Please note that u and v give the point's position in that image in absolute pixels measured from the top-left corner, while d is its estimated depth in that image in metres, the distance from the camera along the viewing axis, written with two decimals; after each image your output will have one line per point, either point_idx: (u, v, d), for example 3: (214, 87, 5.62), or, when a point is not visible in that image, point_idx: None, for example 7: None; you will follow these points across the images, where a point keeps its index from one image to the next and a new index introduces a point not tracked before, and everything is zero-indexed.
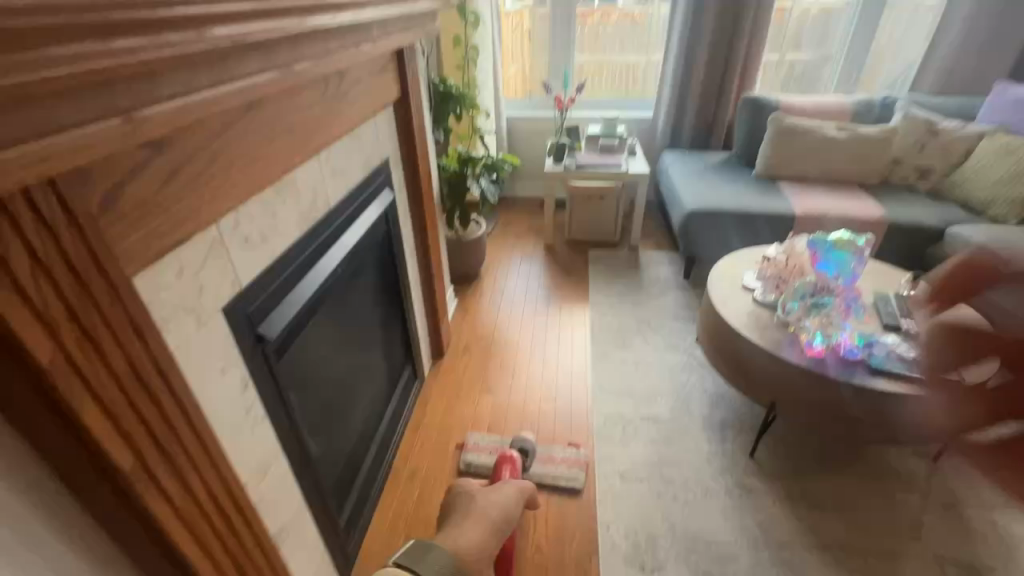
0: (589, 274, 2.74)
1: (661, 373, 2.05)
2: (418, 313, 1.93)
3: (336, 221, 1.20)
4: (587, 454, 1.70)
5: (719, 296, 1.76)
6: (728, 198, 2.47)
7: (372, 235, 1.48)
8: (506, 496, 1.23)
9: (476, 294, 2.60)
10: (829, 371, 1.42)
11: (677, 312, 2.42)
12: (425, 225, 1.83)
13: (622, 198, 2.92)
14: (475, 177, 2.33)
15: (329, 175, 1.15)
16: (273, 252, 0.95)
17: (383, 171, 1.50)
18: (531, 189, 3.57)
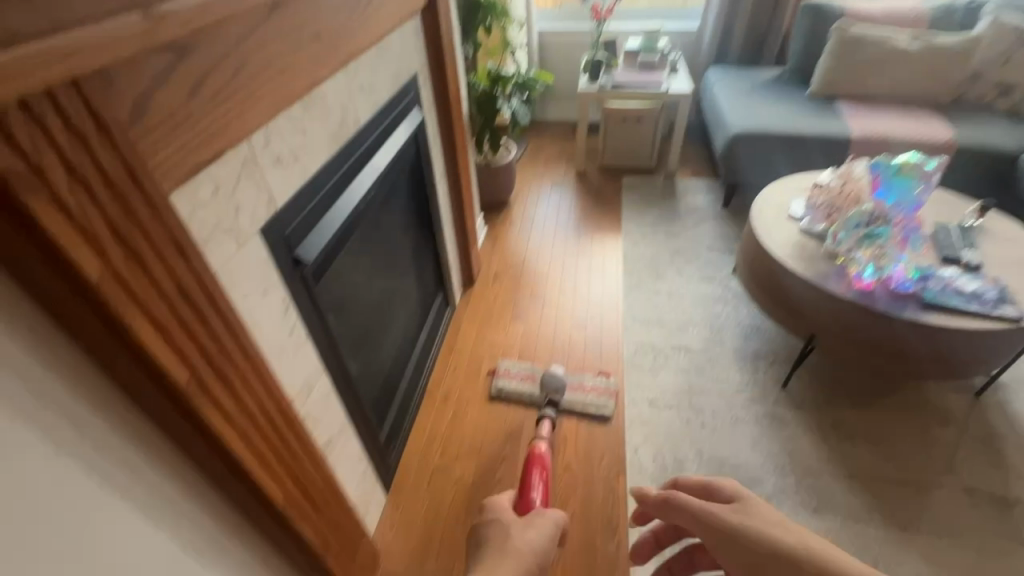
0: (622, 203, 2.64)
1: (694, 304, 2.01)
2: (449, 240, 1.91)
3: (366, 142, 1.15)
4: (617, 384, 1.71)
5: (763, 225, 1.67)
6: (778, 120, 2.28)
7: (402, 158, 1.43)
8: (554, 521, 0.73)
9: (505, 222, 2.56)
10: (878, 304, 1.36)
11: (713, 243, 2.33)
12: (455, 148, 1.75)
13: (660, 120, 2.73)
14: (506, 97, 2.20)
15: (357, 91, 1.09)
16: (306, 173, 0.92)
17: (411, 88, 1.42)
18: (562, 112, 3.38)
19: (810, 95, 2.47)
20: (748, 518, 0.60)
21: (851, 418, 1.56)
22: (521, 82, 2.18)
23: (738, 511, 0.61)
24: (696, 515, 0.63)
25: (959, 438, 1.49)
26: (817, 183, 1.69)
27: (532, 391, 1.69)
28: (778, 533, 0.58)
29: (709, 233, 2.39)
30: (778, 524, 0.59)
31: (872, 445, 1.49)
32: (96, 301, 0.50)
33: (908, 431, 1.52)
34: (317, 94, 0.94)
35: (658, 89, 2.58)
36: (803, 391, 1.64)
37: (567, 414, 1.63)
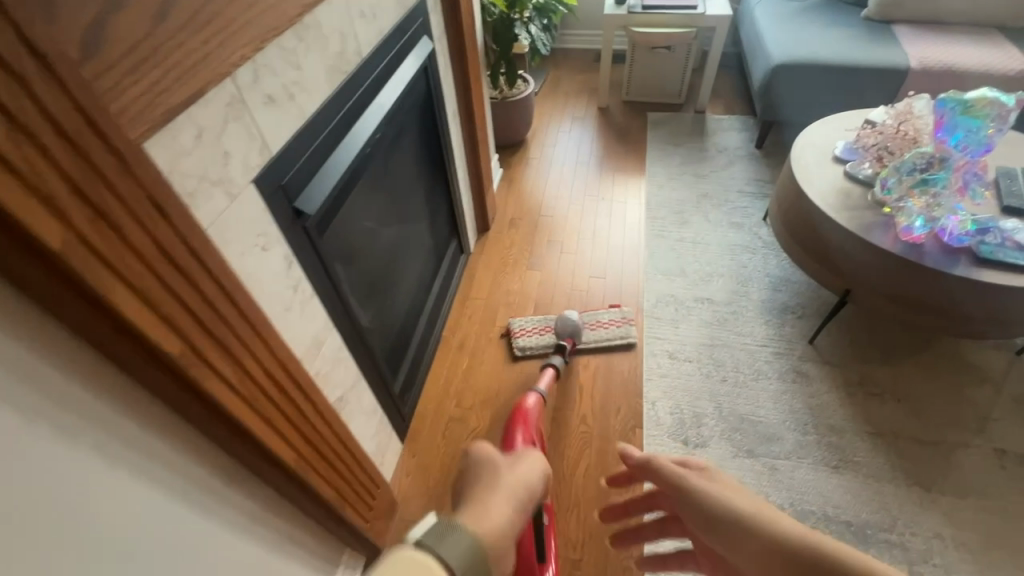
0: (647, 141, 2.47)
1: (720, 253, 1.91)
2: (463, 184, 1.81)
3: (370, 76, 1.04)
4: (631, 315, 1.71)
5: (804, 169, 1.53)
6: (827, 48, 2.05)
7: (410, 94, 1.31)
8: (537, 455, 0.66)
9: (522, 162, 2.42)
10: (926, 259, 1.25)
11: (744, 186, 2.18)
12: (467, 81, 1.61)
13: (693, 48, 2.50)
14: (523, 23, 1.97)
15: (357, 16, 0.96)
16: (303, 113, 0.82)
17: (420, 11, 1.27)
18: (585, 40, 3.12)
19: (864, 19, 2.21)
20: (709, 483, 0.65)
21: (880, 376, 1.50)
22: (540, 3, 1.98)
23: (702, 475, 0.66)
24: (666, 476, 0.67)
25: (995, 398, 1.43)
26: (869, 123, 1.52)
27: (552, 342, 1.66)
28: (735, 498, 0.62)
29: (741, 175, 2.24)
30: (739, 492, 0.63)
31: (901, 404, 1.44)
32: (66, 272, 0.45)
33: (940, 390, 1.46)
34: (310, 17, 0.82)
35: (693, 13, 2.33)
36: (831, 346, 1.58)
37: (582, 350, 1.63)
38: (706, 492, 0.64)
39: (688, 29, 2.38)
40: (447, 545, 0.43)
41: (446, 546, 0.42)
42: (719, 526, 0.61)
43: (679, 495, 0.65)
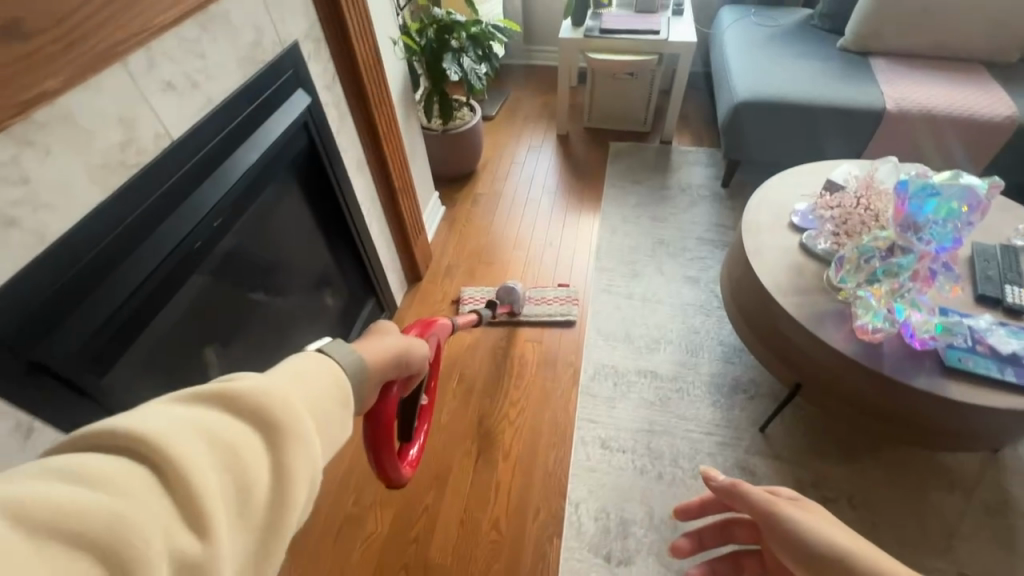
0: (607, 174, 2.28)
1: (671, 313, 1.72)
2: (381, 237, 1.60)
3: (194, 159, 0.83)
4: (577, 292, 1.81)
5: (758, 238, 1.33)
6: (796, 83, 1.86)
7: (278, 157, 1.10)
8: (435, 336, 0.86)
9: (467, 197, 2.22)
10: (885, 365, 1.07)
11: (704, 232, 1.99)
12: (375, 130, 1.40)
13: (658, 75, 2.30)
14: (454, 54, 1.75)
15: (159, 89, 0.76)
16: (38, 239, 0.62)
17: (291, 63, 1.05)
18: (550, 56, 2.91)
19: (840, 50, 2.02)
20: (801, 514, 0.61)
21: (836, 475, 1.32)
22: (474, 32, 1.78)
23: (792, 502, 0.63)
24: (755, 505, 0.63)
25: (964, 506, 1.25)
26: (827, 189, 1.33)
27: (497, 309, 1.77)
28: (834, 533, 0.58)
29: (702, 218, 2.05)
30: (837, 529, 0.58)
31: (857, 512, 1.26)
32: None
33: (903, 494, 1.28)
34: (50, 112, 0.61)
35: (656, 38, 2.12)
36: (783, 437, 1.39)
37: (523, 323, 1.72)
38: (798, 522, 0.60)
39: (651, 55, 2.18)
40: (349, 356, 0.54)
41: (341, 361, 0.52)
42: (817, 564, 0.56)
43: (768, 527, 0.62)
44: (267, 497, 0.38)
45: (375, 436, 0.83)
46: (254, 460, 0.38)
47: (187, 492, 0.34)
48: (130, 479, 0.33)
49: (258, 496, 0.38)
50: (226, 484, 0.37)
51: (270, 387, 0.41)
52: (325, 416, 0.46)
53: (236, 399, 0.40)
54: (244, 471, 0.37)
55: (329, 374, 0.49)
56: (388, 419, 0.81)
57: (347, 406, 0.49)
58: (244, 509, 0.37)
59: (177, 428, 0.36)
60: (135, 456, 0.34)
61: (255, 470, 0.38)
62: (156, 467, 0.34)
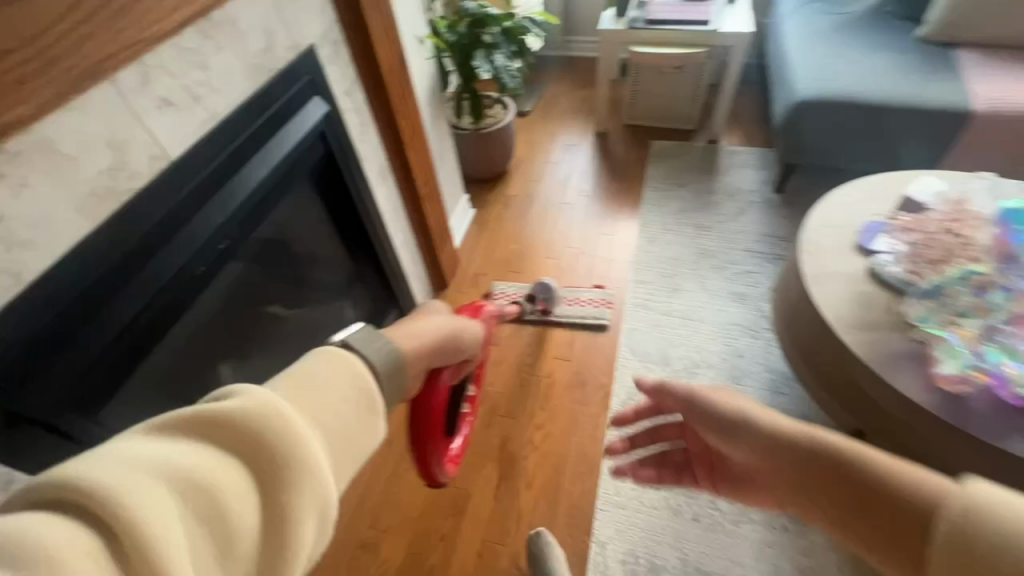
0: (647, 176, 2.13)
1: (712, 334, 1.59)
2: (404, 246, 1.53)
3: (195, 181, 0.76)
4: (613, 295, 1.72)
5: (818, 260, 1.18)
6: (865, 80, 1.66)
7: (293, 168, 1.03)
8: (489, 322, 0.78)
9: (498, 199, 2.12)
10: (972, 424, 0.92)
11: (753, 243, 1.83)
12: (400, 136, 1.32)
13: (707, 69, 2.12)
14: (486, 51, 1.64)
15: (155, 107, 0.70)
16: (12, 280, 0.57)
17: (306, 69, 0.98)
18: (590, 47, 2.76)
19: (917, 40, 1.80)
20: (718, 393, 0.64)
21: None
22: (508, 26, 1.67)
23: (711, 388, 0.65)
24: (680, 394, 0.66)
25: None
26: (900, 212, 1.19)
27: None
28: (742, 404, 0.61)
29: (751, 227, 1.88)
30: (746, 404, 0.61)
31: None
32: None
33: None
34: (24, 141, 0.56)
35: (707, 29, 1.95)
36: None
37: (554, 324, 1.64)
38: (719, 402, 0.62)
39: (699, 48, 2.01)
40: (369, 348, 0.48)
41: (358, 357, 0.46)
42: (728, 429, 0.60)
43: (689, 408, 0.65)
44: (256, 541, 0.34)
45: (420, 428, 0.75)
46: (234, 504, 0.33)
47: (145, 557, 0.29)
48: (75, 546, 0.28)
49: (243, 542, 0.33)
50: (200, 534, 0.32)
51: (256, 409, 0.36)
52: (332, 430, 0.41)
53: (224, 425, 0.35)
54: (222, 518, 0.33)
55: (346, 373, 0.45)
56: (438, 407, 0.73)
57: (362, 409, 0.44)
58: (227, 556, 0.33)
59: (131, 479, 0.31)
60: (82, 517, 0.29)
61: (237, 515, 0.33)
62: (110, 527, 0.29)
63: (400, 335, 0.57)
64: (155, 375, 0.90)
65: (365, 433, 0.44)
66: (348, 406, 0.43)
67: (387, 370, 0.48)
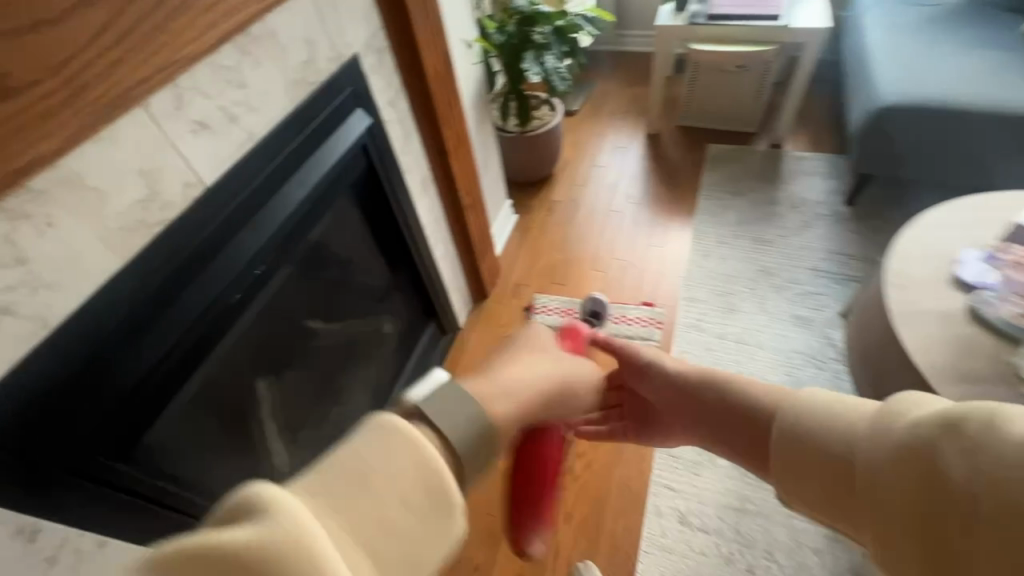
0: (702, 183, 2.00)
1: (772, 362, 1.47)
2: (445, 258, 1.47)
3: (230, 207, 0.72)
4: (663, 314, 1.62)
5: (908, 295, 1.06)
6: (962, 83, 1.48)
7: (334, 184, 0.98)
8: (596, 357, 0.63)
9: (542, 204, 2.03)
10: None
11: (820, 261, 1.68)
12: (444, 145, 1.26)
13: (773, 67, 1.95)
14: (536, 52, 1.55)
15: (190, 131, 0.65)
16: (37, 324, 0.54)
17: (349, 80, 0.92)
18: (643, 41, 2.61)
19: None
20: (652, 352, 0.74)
21: None
22: (560, 25, 1.57)
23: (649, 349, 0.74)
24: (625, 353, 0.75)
25: None
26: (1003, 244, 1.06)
27: None
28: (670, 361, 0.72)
29: (818, 243, 1.73)
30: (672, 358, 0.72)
31: None
32: None
33: None
34: (48, 177, 0.52)
35: (776, 24, 1.79)
36: None
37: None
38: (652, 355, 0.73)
39: (766, 45, 1.85)
40: (451, 419, 0.35)
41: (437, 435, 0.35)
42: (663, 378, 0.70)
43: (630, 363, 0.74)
44: None
45: (523, 480, 0.59)
46: None
47: None
48: None
49: None
50: None
51: (254, 539, 0.27)
52: (387, 550, 0.30)
53: (220, 560, 0.27)
54: None
55: (406, 452, 0.32)
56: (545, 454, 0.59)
57: (439, 513, 0.32)
58: None
59: None
60: None
61: None
62: None
63: (492, 392, 0.41)
64: (192, 400, 0.87)
65: (440, 547, 0.31)
66: (412, 512, 0.31)
67: (465, 451, 0.35)
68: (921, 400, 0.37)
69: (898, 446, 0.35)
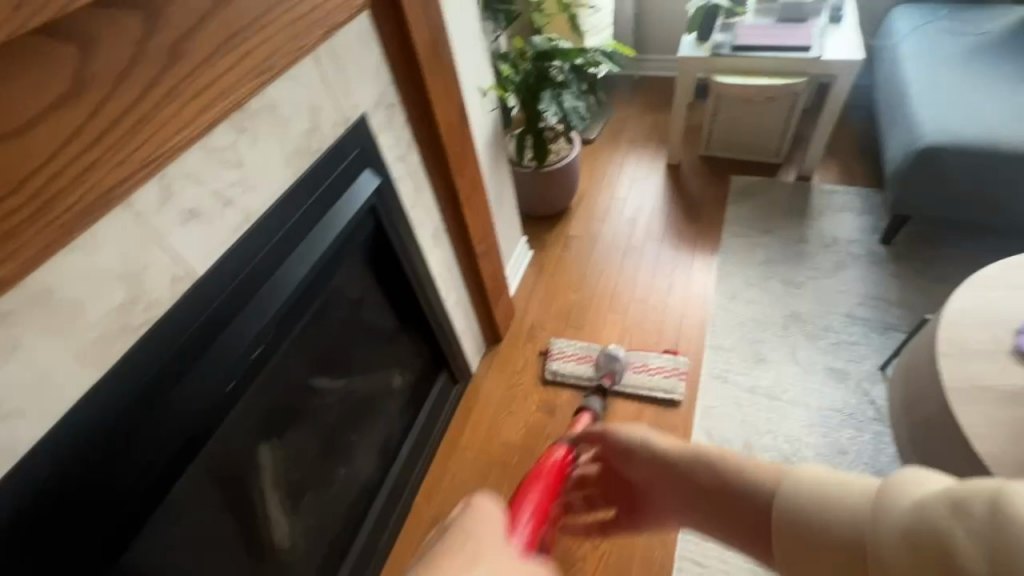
0: (726, 218, 1.91)
1: (806, 420, 1.37)
2: (458, 305, 1.41)
3: (226, 295, 0.66)
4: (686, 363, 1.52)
5: (963, 367, 0.96)
6: (1013, 121, 1.38)
7: (342, 248, 0.93)
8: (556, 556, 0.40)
9: (558, 239, 1.96)
10: None
11: (855, 306, 1.58)
12: (457, 196, 1.20)
13: (802, 98, 1.87)
14: (555, 92, 1.49)
15: (180, 222, 0.60)
16: (6, 456, 0.49)
17: (357, 142, 0.87)
18: (663, 66, 2.54)
19: None
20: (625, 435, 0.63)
21: None
22: (579, 63, 1.51)
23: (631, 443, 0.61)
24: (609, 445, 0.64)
25: None
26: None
27: (590, 375, 1.53)
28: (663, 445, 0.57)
29: (853, 286, 1.63)
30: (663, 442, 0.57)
31: None
32: None
33: None
34: (15, 296, 0.47)
35: (806, 56, 1.70)
36: None
37: (620, 395, 1.48)
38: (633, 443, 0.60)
39: (795, 77, 1.79)
40: None
41: None
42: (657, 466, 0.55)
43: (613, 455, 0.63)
44: None
45: None
46: None
47: None
48: None
49: None
50: None
51: None
52: None
53: None
54: None
55: None
56: None
57: None
58: None
59: None
60: None
61: None
62: None
63: None
64: (193, 487, 0.81)
65: None
66: None
67: None
68: (918, 479, 0.30)
69: (903, 531, 0.27)
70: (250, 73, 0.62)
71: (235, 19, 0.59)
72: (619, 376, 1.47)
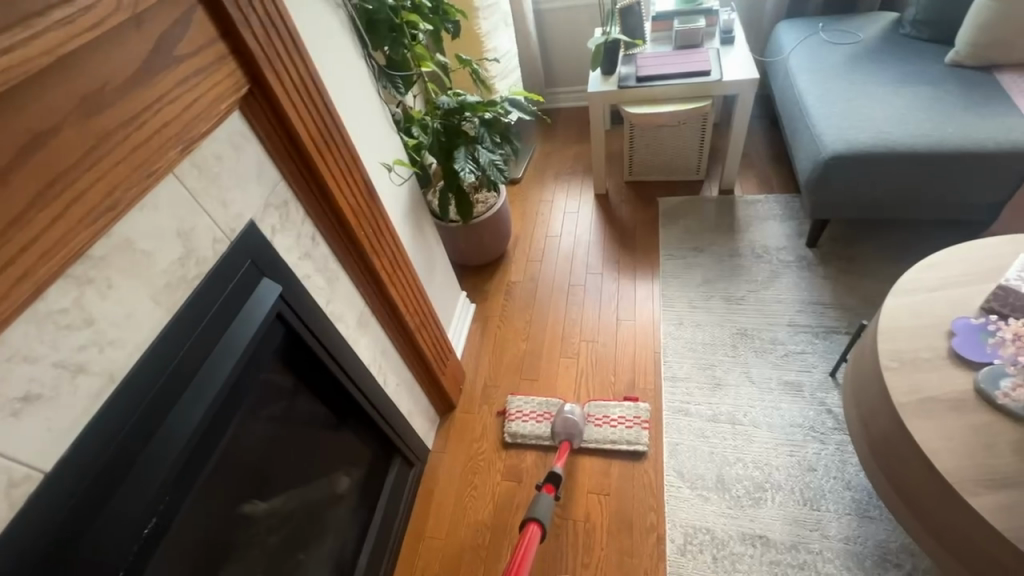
0: (660, 240, 1.92)
1: (771, 442, 1.36)
2: (400, 385, 1.31)
3: (86, 480, 0.57)
4: (648, 412, 1.46)
5: (907, 378, 0.97)
6: (901, 122, 1.46)
7: (249, 368, 0.81)
8: None
9: (500, 286, 1.91)
10: None
11: (796, 314, 1.61)
12: (377, 277, 1.13)
13: (711, 117, 1.93)
14: (469, 149, 1.44)
15: (10, 413, 0.51)
16: None
17: (247, 252, 0.77)
18: (577, 97, 2.58)
19: (950, 67, 1.60)
20: None
21: None
22: (489, 116, 1.48)
23: None
24: None
25: None
26: (997, 315, 0.99)
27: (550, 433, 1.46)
28: None
29: (791, 294, 1.66)
30: None
31: None
32: None
33: None
34: None
35: (706, 79, 1.76)
36: None
37: (583, 449, 1.42)
38: None
39: (701, 99, 1.82)
40: None
41: None
42: None
43: None
44: None
45: None
46: None
47: None
48: None
49: None
50: None
51: None
52: None
53: None
54: None
55: None
56: None
57: None
58: None
59: None
60: None
61: None
62: None
63: None
64: None
65: None
66: None
67: None
68: None
69: None
70: (83, 221, 0.53)
71: (51, 164, 0.50)
72: (580, 436, 1.39)
